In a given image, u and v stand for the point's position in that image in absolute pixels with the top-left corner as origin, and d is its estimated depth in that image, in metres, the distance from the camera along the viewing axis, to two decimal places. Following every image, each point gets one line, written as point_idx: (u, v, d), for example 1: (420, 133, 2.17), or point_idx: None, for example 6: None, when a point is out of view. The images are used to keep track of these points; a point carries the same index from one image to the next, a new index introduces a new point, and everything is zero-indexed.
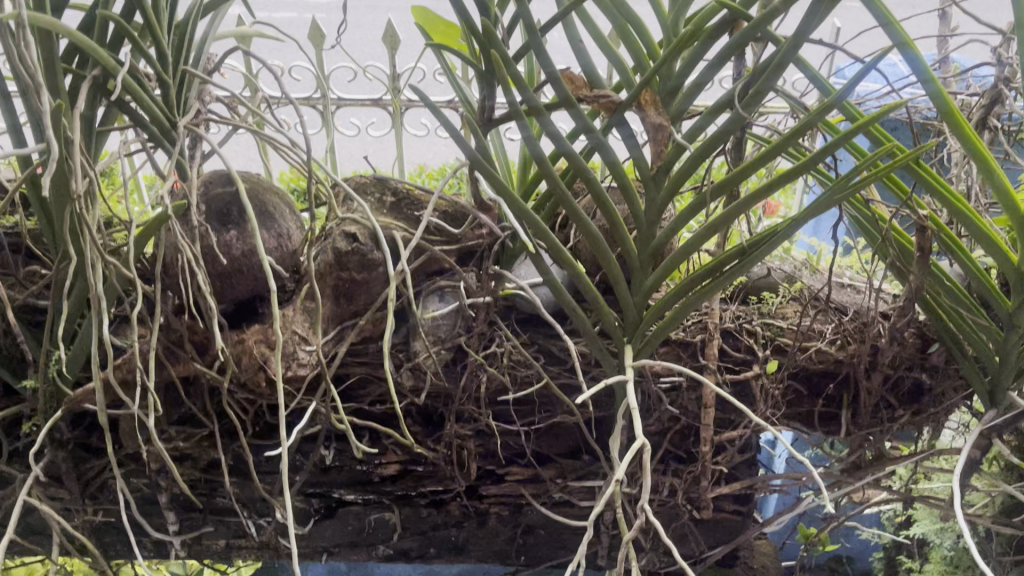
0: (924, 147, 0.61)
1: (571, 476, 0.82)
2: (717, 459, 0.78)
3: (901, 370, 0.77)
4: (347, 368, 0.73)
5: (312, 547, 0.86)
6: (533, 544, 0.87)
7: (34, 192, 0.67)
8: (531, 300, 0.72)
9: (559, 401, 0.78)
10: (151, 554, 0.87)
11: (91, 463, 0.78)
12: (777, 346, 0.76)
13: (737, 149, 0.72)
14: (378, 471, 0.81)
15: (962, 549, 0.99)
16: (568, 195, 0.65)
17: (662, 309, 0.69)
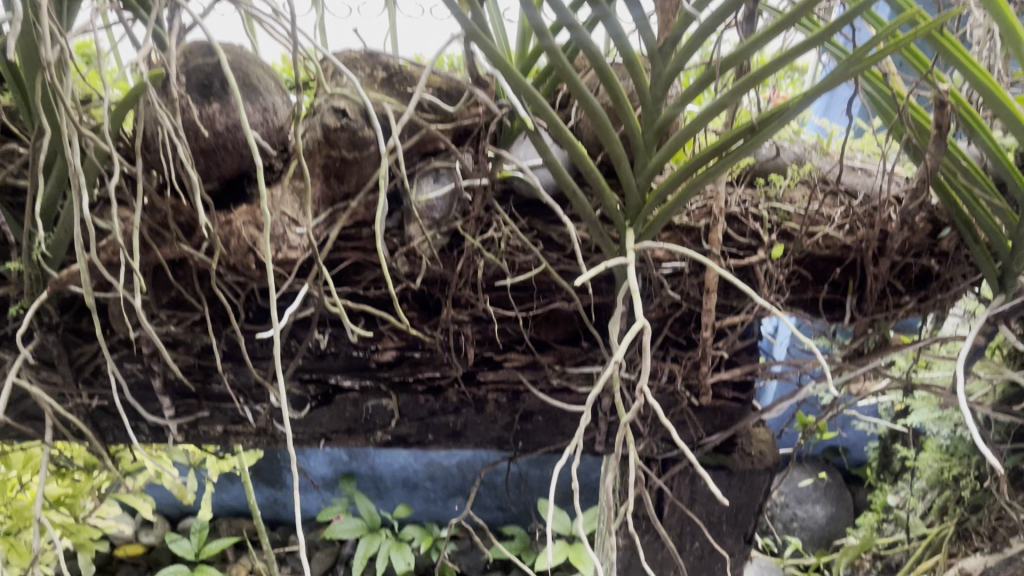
0: (952, 16, 0.56)
1: (570, 362, 0.81)
2: (718, 345, 0.77)
3: (910, 256, 0.75)
4: (340, 251, 0.71)
5: (309, 433, 0.86)
6: (531, 430, 0.87)
7: (3, 63, 0.64)
8: (530, 182, 0.69)
9: (558, 287, 0.76)
10: (149, 440, 0.87)
11: (82, 348, 0.76)
12: (784, 230, 0.73)
13: (750, 20, 0.68)
14: (375, 358, 0.80)
15: (958, 438, 0.99)
16: (568, 69, 0.61)
17: (666, 191, 0.66)
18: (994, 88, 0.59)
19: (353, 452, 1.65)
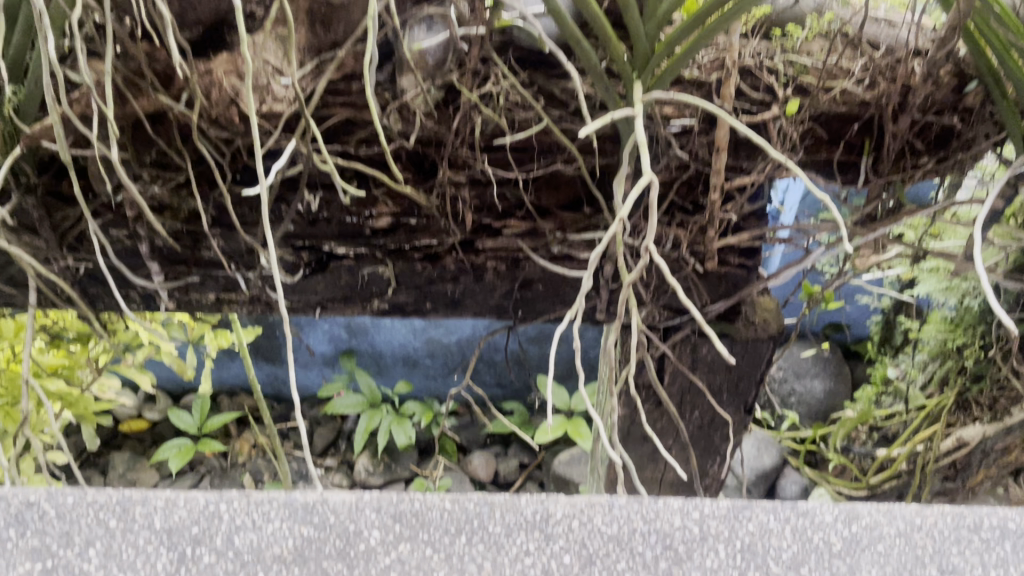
0: None
1: (572, 229, 0.78)
2: (726, 208, 0.74)
3: (932, 114, 0.71)
4: (329, 107, 0.67)
5: (305, 303, 0.83)
6: (531, 299, 0.85)
7: None
8: (531, 30, 0.64)
9: (561, 148, 0.73)
10: (140, 308, 0.85)
11: (64, 212, 0.73)
12: (800, 85, 0.69)
13: None
14: (370, 224, 0.77)
15: (964, 308, 0.97)
16: None
17: (677, 40, 0.61)
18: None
19: (352, 328, 1.64)
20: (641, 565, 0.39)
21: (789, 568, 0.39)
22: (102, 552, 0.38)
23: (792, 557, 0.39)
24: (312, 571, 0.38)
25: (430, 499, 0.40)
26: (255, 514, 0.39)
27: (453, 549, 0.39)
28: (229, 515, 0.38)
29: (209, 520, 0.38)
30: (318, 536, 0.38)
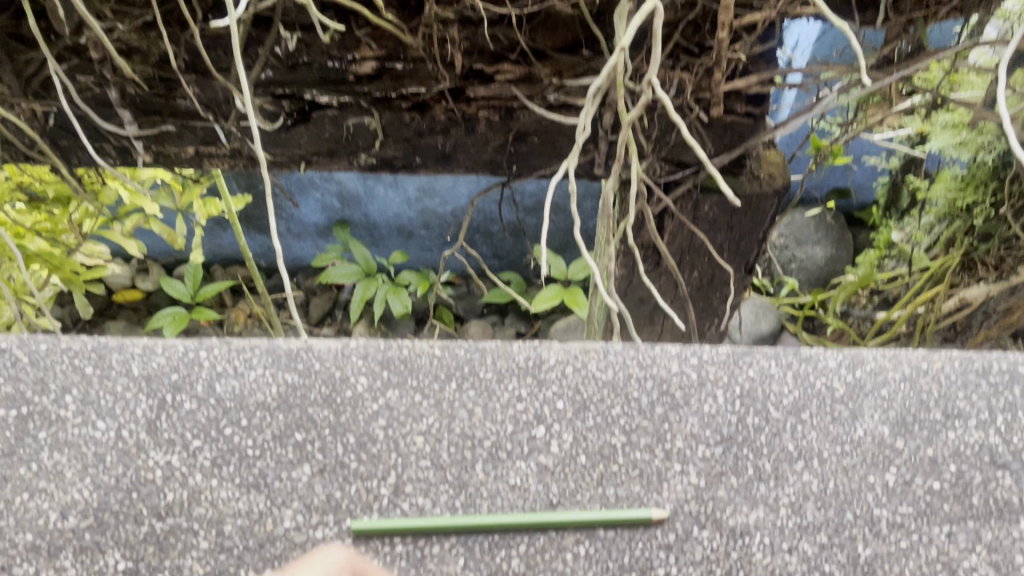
0: None
1: (569, 74, 0.72)
2: (734, 49, 0.69)
3: None
4: None
5: (290, 157, 0.81)
6: (526, 153, 0.82)
7: None
8: None
9: None
10: (117, 164, 0.81)
11: (25, 55, 0.68)
12: None
13: None
14: (353, 70, 0.71)
15: (979, 165, 0.92)
16: None
17: None
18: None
19: (343, 198, 1.47)
20: (637, 410, 0.47)
21: (789, 413, 0.47)
22: (79, 399, 0.47)
23: (792, 402, 0.47)
24: (298, 417, 0.47)
25: (421, 346, 0.49)
26: (236, 361, 0.48)
27: (443, 393, 0.48)
28: (208, 363, 0.48)
29: (190, 366, 0.48)
30: (300, 383, 0.48)
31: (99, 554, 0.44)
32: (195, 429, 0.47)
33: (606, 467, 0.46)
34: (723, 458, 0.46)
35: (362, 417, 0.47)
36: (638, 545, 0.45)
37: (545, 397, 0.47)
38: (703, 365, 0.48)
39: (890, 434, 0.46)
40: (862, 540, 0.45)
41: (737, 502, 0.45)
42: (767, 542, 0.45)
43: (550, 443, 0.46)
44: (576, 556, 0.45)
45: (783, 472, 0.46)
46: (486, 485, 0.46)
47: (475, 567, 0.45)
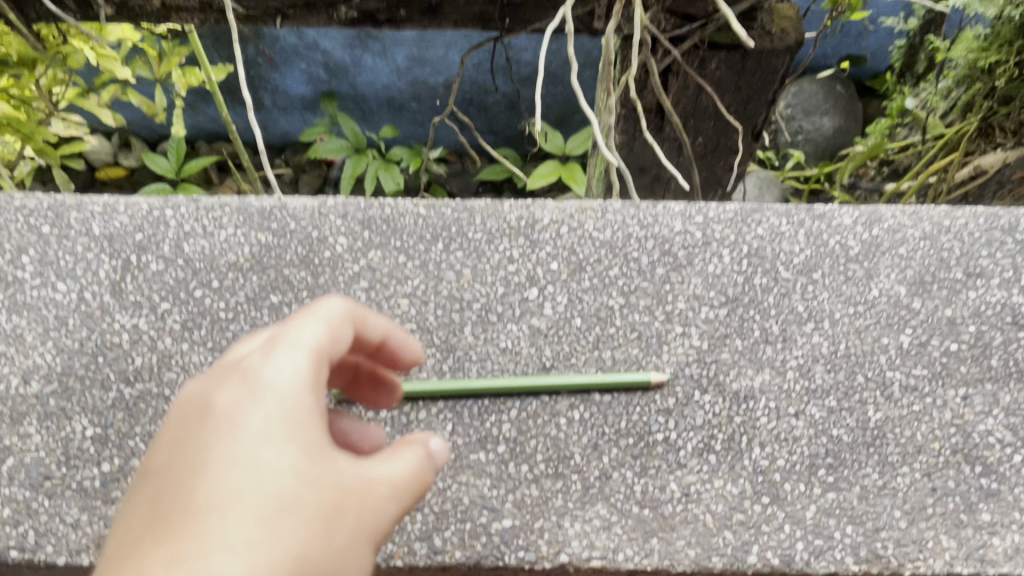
0: None
1: None
2: None
3: None
4: None
5: (264, 10, 0.75)
6: (520, 6, 0.76)
7: None
8: None
9: None
10: (79, 19, 0.75)
11: None
12: None
13: None
14: None
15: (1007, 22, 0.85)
16: None
17: None
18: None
19: (332, 69, 1.05)
20: (637, 271, 0.44)
21: (799, 273, 0.44)
22: (38, 260, 0.45)
23: (803, 262, 0.45)
24: (273, 279, 0.44)
25: (406, 206, 0.46)
26: (206, 221, 0.46)
27: (430, 254, 0.45)
28: (175, 223, 0.46)
29: (155, 226, 0.46)
30: (274, 241, 0.45)
31: (65, 420, 0.41)
32: (162, 290, 0.44)
33: (603, 331, 0.43)
34: (728, 320, 0.43)
35: (342, 280, 0.44)
36: (636, 410, 0.41)
37: (539, 258, 0.45)
38: (708, 225, 0.45)
39: (905, 293, 0.44)
40: (873, 404, 0.41)
41: (742, 365, 0.42)
42: (773, 407, 0.41)
43: (544, 305, 0.43)
44: (570, 420, 0.41)
45: (791, 334, 0.43)
46: (476, 350, 0.42)
47: (464, 433, 0.40)
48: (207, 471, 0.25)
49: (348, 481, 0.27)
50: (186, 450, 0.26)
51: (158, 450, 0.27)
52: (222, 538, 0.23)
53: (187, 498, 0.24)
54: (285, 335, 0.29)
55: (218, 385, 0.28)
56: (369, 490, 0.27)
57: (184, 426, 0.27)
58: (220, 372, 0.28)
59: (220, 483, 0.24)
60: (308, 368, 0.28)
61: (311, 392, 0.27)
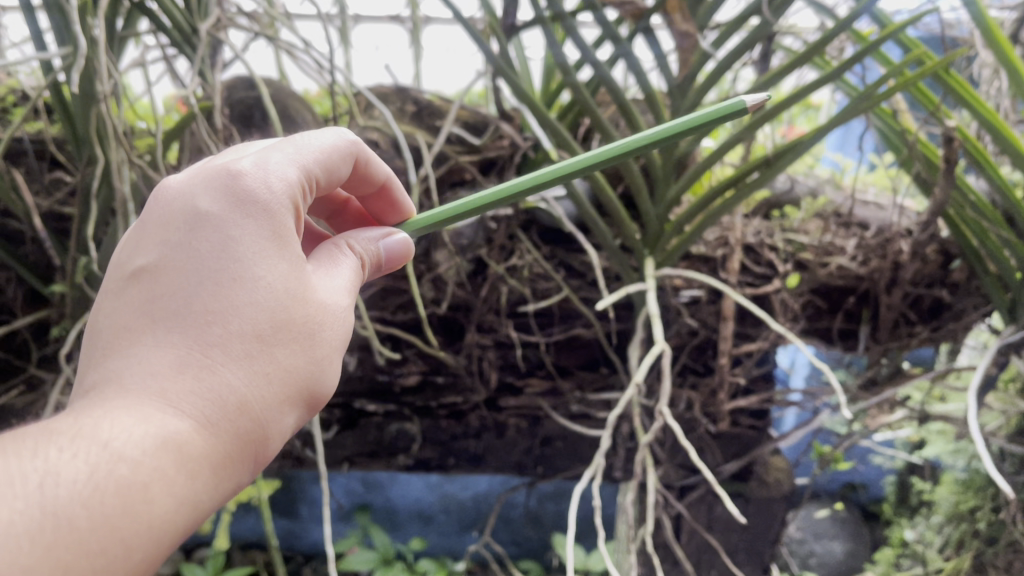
0: (953, 54, 0.63)
1: (590, 388, 0.82)
2: (735, 372, 0.78)
3: (923, 287, 0.78)
4: (369, 277, 0.77)
5: (333, 457, 0.87)
6: (551, 455, 0.89)
7: (57, 97, 0.70)
8: (553, 213, 0.74)
9: (581, 314, 0.79)
10: None
11: None
12: (799, 261, 0.76)
13: (764, 60, 0.74)
14: (400, 382, 0.81)
15: (973, 469, 0.94)
16: (592, 105, 0.70)
17: (682, 223, 0.72)
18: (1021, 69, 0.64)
19: (368, 482, 1.10)
20: None
21: None
22: None
23: None
24: None
25: None
26: None
27: None
28: None
29: None
30: None
31: None
32: None
33: None
34: None
35: None
36: None
37: None
38: None
39: None
40: None
41: None
42: None
43: None
44: None
45: None
46: None
47: None
48: (208, 277, 0.34)
49: (322, 295, 0.38)
50: (183, 248, 0.34)
51: (147, 241, 0.35)
52: (219, 347, 0.33)
53: (188, 303, 0.34)
54: (274, 148, 0.38)
55: (209, 186, 0.36)
56: (341, 307, 0.39)
57: (177, 217, 0.35)
58: (210, 171, 0.36)
59: (219, 295, 0.34)
60: (293, 178, 0.38)
61: (293, 196, 0.37)
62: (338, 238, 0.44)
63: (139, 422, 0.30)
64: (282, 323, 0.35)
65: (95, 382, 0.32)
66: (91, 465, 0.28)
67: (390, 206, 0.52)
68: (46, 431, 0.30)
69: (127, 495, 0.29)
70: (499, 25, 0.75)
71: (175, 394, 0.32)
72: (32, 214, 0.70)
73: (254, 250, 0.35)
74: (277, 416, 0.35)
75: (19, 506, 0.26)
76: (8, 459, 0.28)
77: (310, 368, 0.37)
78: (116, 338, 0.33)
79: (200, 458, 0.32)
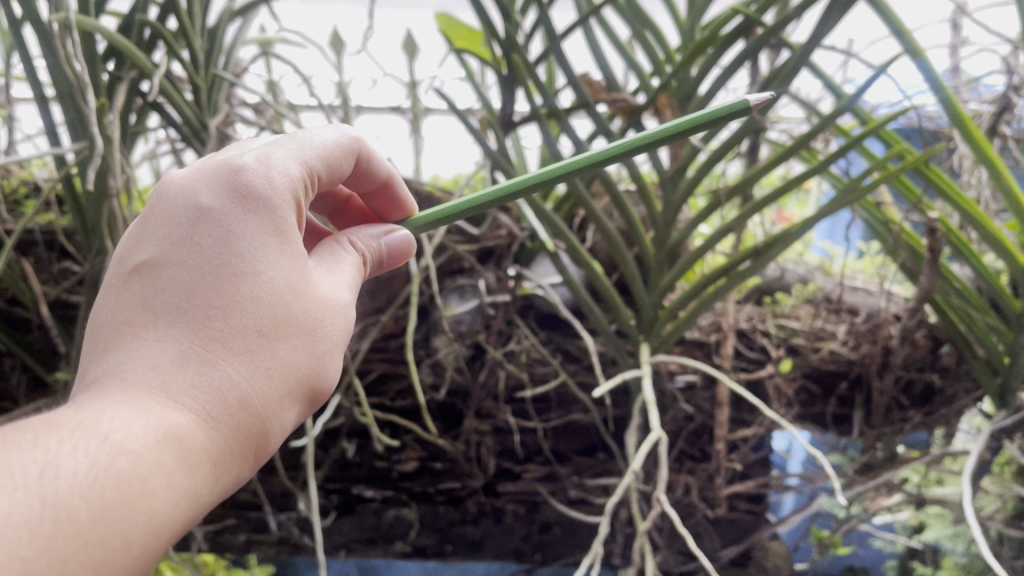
0: (930, 149, 0.66)
1: (587, 473, 0.82)
2: (732, 457, 0.78)
3: (914, 372, 0.79)
4: (370, 363, 0.78)
5: (330, 543, 0.86)
6: (550, 541, 0.87)
7: (70, 190, 0.73)
8: (550, 299, 0.75)
9: (577, 399, 0.80)
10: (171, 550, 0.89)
11: None
12: (791, 346, 0.78)
13: (752, 153, 0.77)
14: (398, 468, 0.82)
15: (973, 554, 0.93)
16: (587, 197, 0.72)
17: (675, 309, 0.74)
18: (1001, 167, 0.67)
19: None
20: None
21: None
22: None
23: None
24: None
25: None
26: None
27: None
28: None
29: None
30: None
31: None
32: None
33: None
34: None
35: None
36: None
37: None
38: None
39: None
40: None
41: None
42: None
43: None
44: None
45: None
46: None
47: None
48: (208, 275, 0.38)
49: (319, 291, 0.42)
50: (184, 243, 0.38)
51: (149, 238, 0.39)
52: (217, 344, 0.37)
53: (187, 301, 0.37)
54: (273, 147, 0.42)
55: (210, 186, 0.39)
56: (339, 301, 0.43)
57: (179, 215, 0.39)
58: (212, 171, 0.40)
59: (217, 292, 0.38)
60: (292, 175, 0.42)
61: (292, 194, 0.41)
62: (340, 235, 0.48)
63: (139, 417, 0.34)
64: (280, 319, 0.39)
65: (100, 376, 0.36)
66: (92, 457, 0.32)
67: (391, 204, 0.56)
68: (53, 423, 0.34)
69: (127, 486, 0.32)
70: (496, 119, 0.78)
71: (175, 388, 0.36)
72: (40, 303, 0.72)
73: (249, 253, 0.39)
74: (277, 405, 0.39)
75: (29, 497, 0.30)
76: (16, 450, 0.32)
77: (308, 360, 0.41)
78: (120, 332, 0.37)
79: (200, 447, 0.35)
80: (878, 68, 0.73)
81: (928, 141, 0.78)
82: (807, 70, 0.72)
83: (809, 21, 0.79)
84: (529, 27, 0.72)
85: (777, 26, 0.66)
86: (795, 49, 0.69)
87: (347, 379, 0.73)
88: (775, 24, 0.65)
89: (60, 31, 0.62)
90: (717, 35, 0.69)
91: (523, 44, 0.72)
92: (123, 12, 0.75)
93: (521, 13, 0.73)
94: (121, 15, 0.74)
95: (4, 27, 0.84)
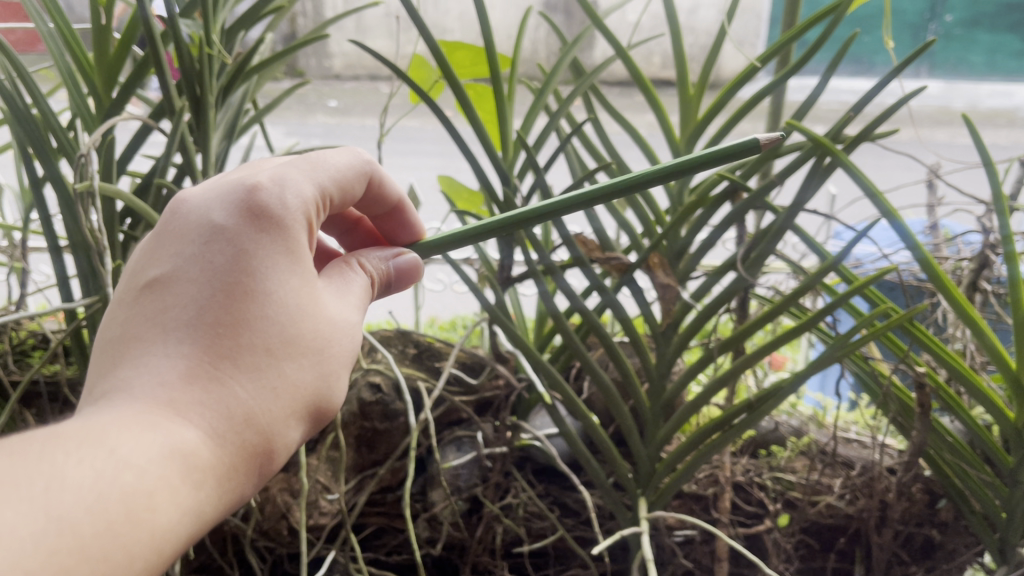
0: (916, 309, 0.67)
1: None
2: None
3: (912, 526, 0.79)
4: (365, 517, 0.79)
5: None
6: None
7: (77, 344, 0.75)
8: (546, 451, 0.76)
9: (575, 554, 0.80)
10: None
11: None
12: (788, 499, 0.79)
13: (742, 308, 0.80)
14: None
15: None
16: (582, 349, 0.74)
17: (670, 463, 0.74)
18: (983, 325, 0.66)
19: None
20: None
21: None
22: None
23: None
24: None
25: None
26: None
27: None
28: None
29: None
30: None
31: None
32: None
33: None
34: None
35: None
36: None
37: None
38: None
39: None
40: None
41: None
42: None
43: None
44: None
45: None
46: None
47: None
48: (222, 293, 0.47)
49: (323, 317, 0.52)
50: (200, 263, 0.48)
51: (164, 262, 0.49)
52: (224, 363, 0.46)
53: (201, 320, 0.47)
54: (289, 175, 0.52)
55: (227, 212, 0.49)
56: (337, 324, 0.53)
57: (199, 236, 0.49)
58: (230, 198, 0.50)
59: (230, 311, 0.47)
60: (305, 203, 0.52)
61: (302, 222, 0.51)
62: (353, 258, 0.60)
63: (151, 433, 0.42)
64: (282, 340, 0.49)
65: (117, 385, 0.45)
66: (99, 471, 0.40)
67: (399, 227, 0.67)
68: (74, 433, 0.42)
69: (134, 498, 0.40)
70: (494, 273, 0.82)
71: (181, 404, 0.44)
72: None
73: (255, 276, 0.48)
74: (278, 416, 0.48)
75: (49, 503, 0.38)
76: (39, 461, 0.40)
77: (308, 379, 0.50)
78: (139, 342, 0.47)
79: (207, 456, 0.44)
80: (856, 228, 0.76)
81: (913, 297, 0.80)
82: (792, 231, 0.75)
83: (792, 185, 0.84)
84: (526, 190, 0.76)
85: (761, 192, 0.69)
86: (779, 211, 0.72)
87: (343, 534, 0.73)
88: (760, 191, 0.69)
89: (82, 196, 0.65)
90: (705, 197, 0.72)
91: (520, 205, 0.76)
92: (140, 174, 0.79)
93: (519, 176, 0.77)
94: (139, 178, 0.78)
95: (25, 185, 0.88)
